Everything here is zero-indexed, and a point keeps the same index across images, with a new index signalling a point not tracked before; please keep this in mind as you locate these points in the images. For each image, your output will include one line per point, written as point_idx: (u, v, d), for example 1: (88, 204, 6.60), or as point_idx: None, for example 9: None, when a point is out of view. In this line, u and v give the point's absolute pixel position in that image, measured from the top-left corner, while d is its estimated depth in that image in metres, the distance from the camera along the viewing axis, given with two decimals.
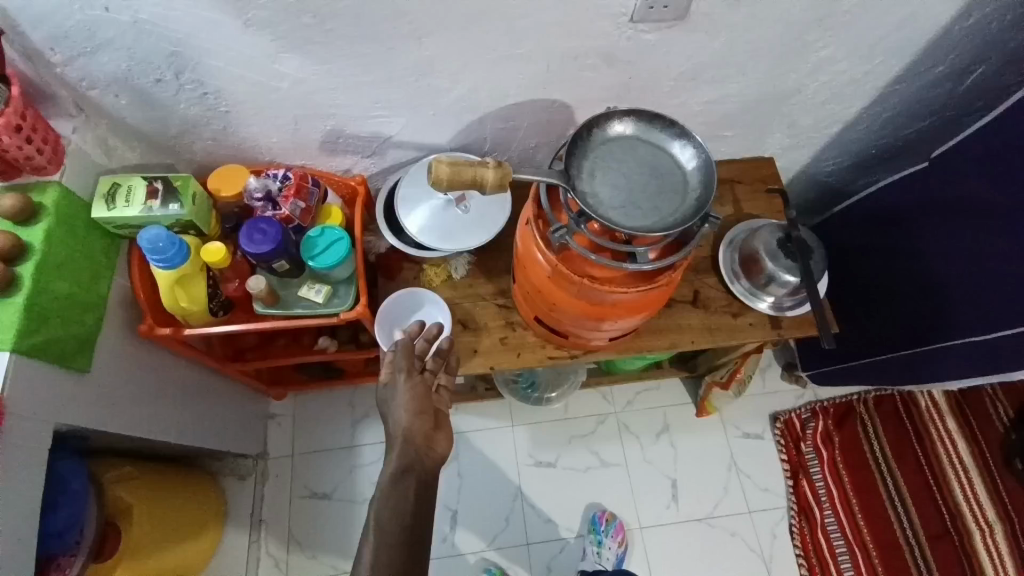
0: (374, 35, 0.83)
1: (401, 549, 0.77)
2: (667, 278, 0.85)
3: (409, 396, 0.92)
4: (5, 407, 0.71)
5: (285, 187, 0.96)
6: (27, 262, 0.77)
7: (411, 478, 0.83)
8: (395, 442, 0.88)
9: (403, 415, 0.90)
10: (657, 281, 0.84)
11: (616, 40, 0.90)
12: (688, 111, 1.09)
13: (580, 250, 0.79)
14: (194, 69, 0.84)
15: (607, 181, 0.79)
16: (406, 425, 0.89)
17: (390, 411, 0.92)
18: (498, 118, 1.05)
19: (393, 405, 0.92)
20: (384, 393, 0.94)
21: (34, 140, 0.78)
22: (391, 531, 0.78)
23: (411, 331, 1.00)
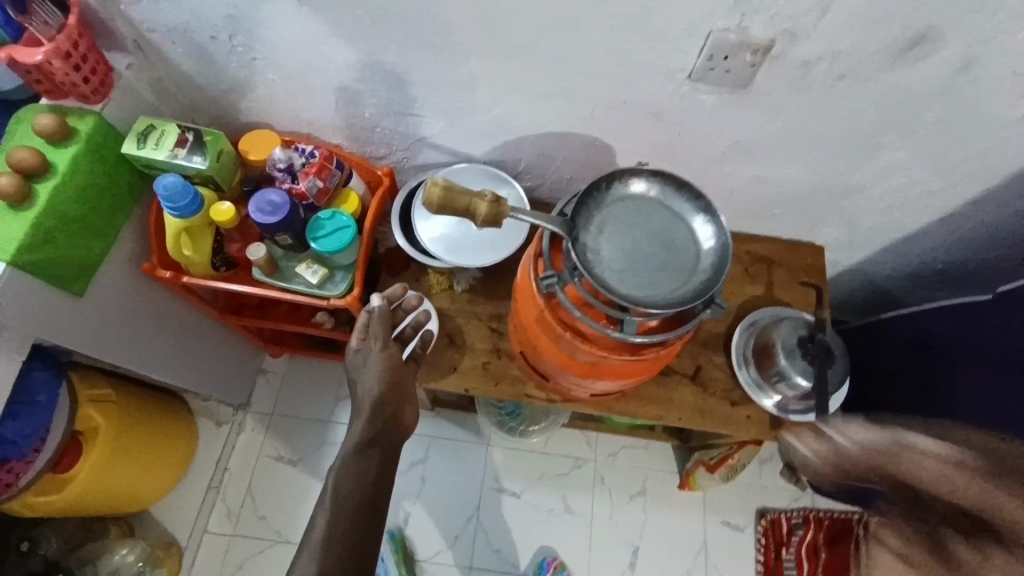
0: (423, 38, 0.83)
1: (360, 520, 0.81)
2: (654, 353, 0.80)
3: (382, 369, 0.94)
4: None
5: (308, 164, 0.96)
6: (47, 181, 0.80)
7: (376, 450, 0.88)
8: (362, 411, 0.92)
9: (374, 385, 0.93)
10: (642, 354, 0.79)
11: (667, 95, 0.87)
12: (735, 180, 1.03)
13: (568, 302, 0.75)
14: (247, 35, 0.86)
15: (613, 240, 0.74)
16: (377, 398, 0.92)
17: (360, 380, 0.94)
18: (535, 143, 1.02)
19: (365, 374, 0.94)
20: (355, 362, 0.96)
21: (83, 69, 0.82)
22: (351, 500, 0.82)
23: (392, 296, 1.00)
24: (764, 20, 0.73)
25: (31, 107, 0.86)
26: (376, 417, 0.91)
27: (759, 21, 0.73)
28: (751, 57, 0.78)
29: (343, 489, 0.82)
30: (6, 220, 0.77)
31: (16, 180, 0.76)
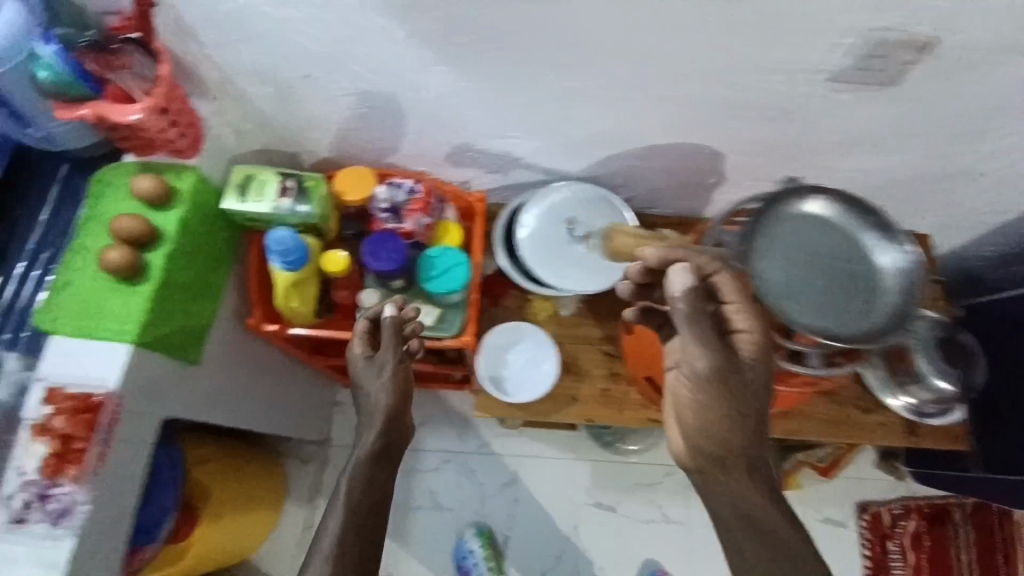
0: (541, 61, 0.75)
1: (371, 526, 0.71)
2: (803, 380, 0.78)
3: (387, 374, 0.81)
4: (121, 407, 0.68)
5: (412, 200, 0.90)
6: (157, 248, 0.74)
7: (388, 464, 0.77)
8: (367, 421, 0.80)
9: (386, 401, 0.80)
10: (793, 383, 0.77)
11: (804, 97, 0.80)
12: (850, 177, 0.98)
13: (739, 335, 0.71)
14: (342, 71, 0.78)
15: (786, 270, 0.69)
16: (372, 405, 0.80)
17: (362, 387, 0.81)
18: (641, 155, 0.96)
19: (374, 387, 0.81)
20: (354, 370, 0.83)
21: (178, 124, 0.73)
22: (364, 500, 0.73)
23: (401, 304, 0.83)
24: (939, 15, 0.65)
25: (113, 164, 0.77)
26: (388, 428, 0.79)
27: (930, 20, 0.66)
28: (911, 54, 0.71)
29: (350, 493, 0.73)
30: (117, 299, 0.71)
31: (126, 255, 0.70)
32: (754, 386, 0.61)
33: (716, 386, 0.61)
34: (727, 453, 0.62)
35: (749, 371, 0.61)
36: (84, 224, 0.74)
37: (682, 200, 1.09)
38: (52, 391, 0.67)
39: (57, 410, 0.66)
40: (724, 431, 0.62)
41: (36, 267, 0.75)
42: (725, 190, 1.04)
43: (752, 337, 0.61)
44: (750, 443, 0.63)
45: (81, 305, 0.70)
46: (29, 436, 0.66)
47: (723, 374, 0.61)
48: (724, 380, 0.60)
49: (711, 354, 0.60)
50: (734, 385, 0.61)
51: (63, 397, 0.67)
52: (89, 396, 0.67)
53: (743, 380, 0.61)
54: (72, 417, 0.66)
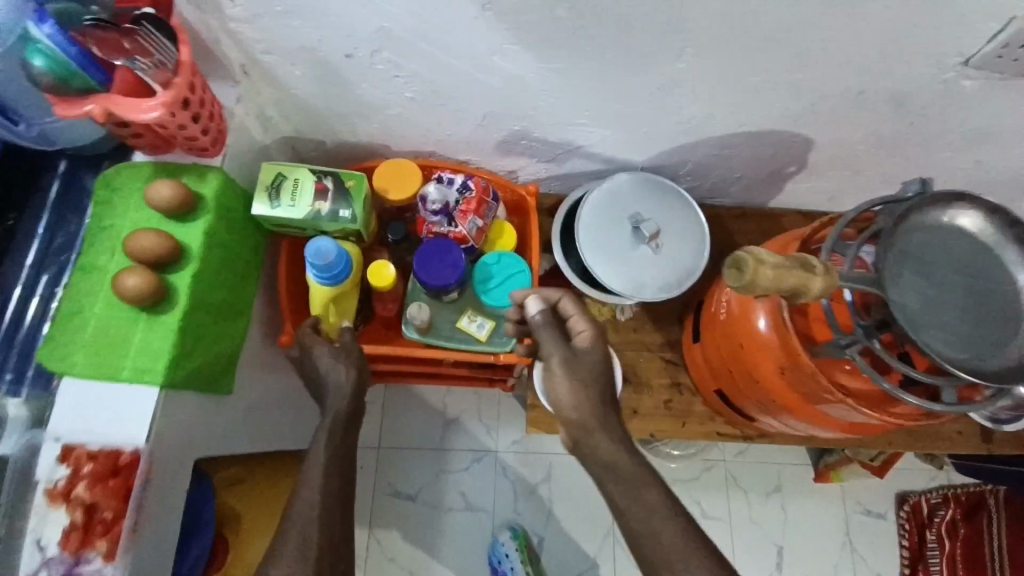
0: (634, 40, 0.64)
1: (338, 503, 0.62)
2: (902, 412, 0.70)
3: (353, 360, 0.72)
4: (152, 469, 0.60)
5: (465, 200, 0.79)
6: (181, 268, 0.63)
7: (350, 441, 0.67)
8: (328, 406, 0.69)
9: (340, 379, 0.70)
10: (906, 418, 0.68)
11: (921, 82, 0.70)
12: (946, 169, 0.88)
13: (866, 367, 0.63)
14: (396, 50, 0.67)
15: (919, 290, 0.60)
16: (329, 393, 0.70)
17: (327, 373, 0.71)
18: (717, 145, 0.86)
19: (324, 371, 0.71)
20: (314, 358, 0.72)
21: (202, 117, 0.62)
22: (318, 510, 0.60)
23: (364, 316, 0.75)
24: None
25: (121, 166, 0.65)
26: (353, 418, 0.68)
27: None
28: None
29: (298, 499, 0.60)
30: (142, 329, 0.60)
31: (147, 277, 0.59)
32: (601, 374, 0.65)
33: (569, 380, 0.64)
34: (597, 435, 0.63)
35: (596, 359, 0.65)
36: (94, 243, 0.63)
37: (750, 192, 0.99)
38: (70, 449, 0.58)
39: (75, 475, 0.57)
40: (586, 420, 0.64)
41: (36, 295, 0.65)
42: (800, 179, 0.95)
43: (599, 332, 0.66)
44: (617, 426, 0.64)
45: (99, 337, 0.60)
46: (44, 502, 0.57)
47: (577, 367, 0.64)
48: (578, 372, 0.64)
49: (553, 351, 0.65)
50: (586, 374, 0.65)
51: (81, 458, 0.57)
52: (114, 458, 0.58)
53: (592, 368, 0.65)
54: (94, 484, 0.57)
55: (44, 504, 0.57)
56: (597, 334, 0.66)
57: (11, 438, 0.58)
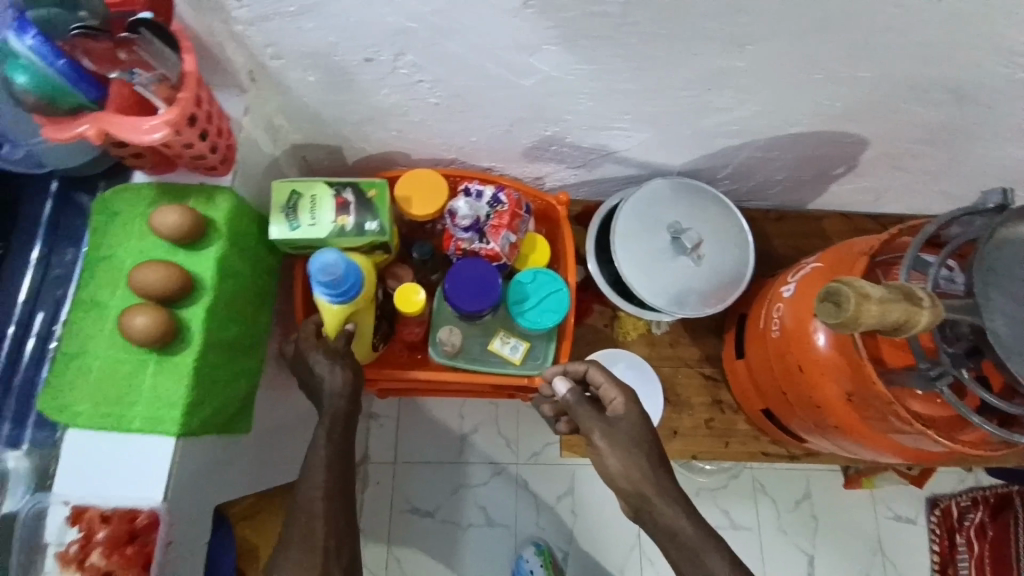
0: (686, 35, 0.58)
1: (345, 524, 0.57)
2: (976, 437, 0.65)
3: (349, 361, 0.65)
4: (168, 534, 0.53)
5: (497, 215, 0.73)
6: (193, 303, 0.56)
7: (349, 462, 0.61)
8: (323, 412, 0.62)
9: (335, 378, 0.63)
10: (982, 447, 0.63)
11: (998, 78, 0.64)
12: (1004, 169, 0.82)
13: (954, 399, 0.57)
14: (419, 51, 0.60)
15: (1015, 317, 0.53)
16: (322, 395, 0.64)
17: (318, 374, 0.64)
18: (761, 147, 0.80)
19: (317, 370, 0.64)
20: (306, 359, 0.64)
21: (210, 133, 0.55)
22: (323, 499, 0.57)
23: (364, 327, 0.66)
24: None
25: (120, 188, 0.59)
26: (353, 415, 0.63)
27: None
28: None
29: (299, 501, 0.57)
30: (152, 373, 0.54)
31: (158, 316, 0.53)
32: (646, 439, 0.63)
33: (613, 449, 0.62)
34: (656, 503, 0.60)
35: (636, 424, 0.63)
36: (93, 276, 0.57)
37: (790, 194, 0.93)
38: (80, 511, 0.52)
39: (89, 541, 0.51)
40: (642, 489, 0.61)
41: (33, 334, 0.59)
42: (844, 180, 0.88)
43: (631, 398, 0.64)
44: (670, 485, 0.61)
45: (104, 383, 0.54)
46: (57, 568, 0.52)
47: (618, 435, 0.63)
48: (620, 440, 0.62)
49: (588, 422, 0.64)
50: (629, 441, 0.62)
51: (94, 522, 0.52)
52: (129, 520, 0.52)
53: (633, 433, 0.63)
54: (110, 551, 0.51)
55: (57, 571, 0.51)
56: (630, 397, 0.64)
57: (15, 497, 0.55)
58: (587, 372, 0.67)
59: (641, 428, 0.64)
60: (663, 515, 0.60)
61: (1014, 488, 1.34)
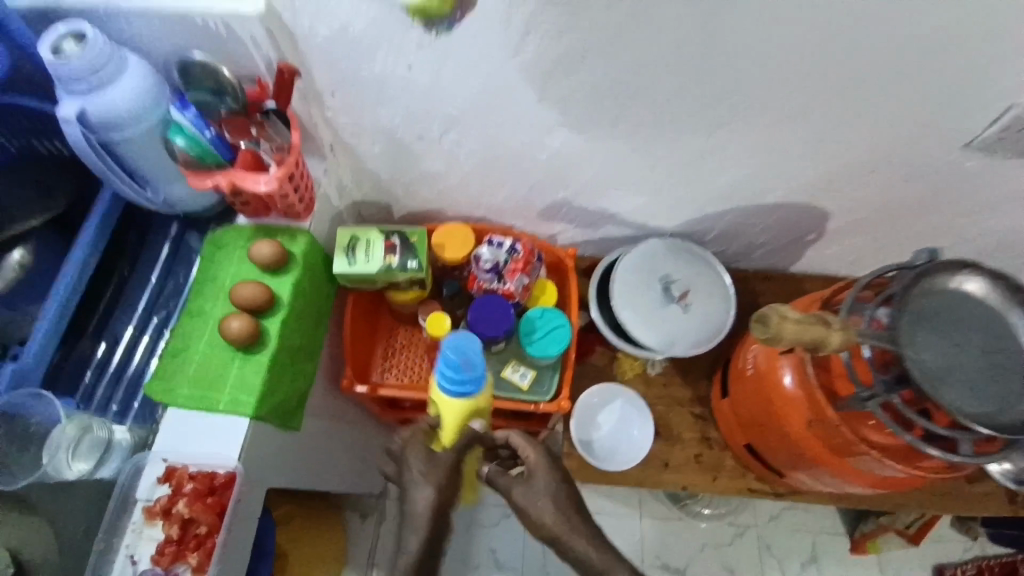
0: (666, 122, 0.75)
1: None
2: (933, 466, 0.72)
3: (438, 477, 0.72)
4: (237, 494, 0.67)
5: (512, 261, 0.88)
6: (273, 315, 0.72)
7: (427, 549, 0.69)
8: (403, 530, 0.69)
9: (425, 493, 0.70)
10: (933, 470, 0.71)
11: (928, 161, 0.78)
12: (956, 240, 0.95)
13: (888, 422, 0.66)
14: (462, 131, 0.79)
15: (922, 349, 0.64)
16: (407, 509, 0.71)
17: (410, 492, 0.71)
18: (740, 214, 0.95)
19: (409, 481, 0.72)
20: (406, 469, 0.73)
21: (300, 187, 0.73)
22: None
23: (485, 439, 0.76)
24: None
25: (229, 228, 0.77)
26: (431, 539, 0.70)
27: None
28: None
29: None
30: (238, 365, 0.70)
31: (249, 321, 0.69)
32: (557, 491, 0.72)
33: (530, 506, 0.71)
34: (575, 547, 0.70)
35: (548, 480, 0.72)
36: (201, 291, 0.74)
37: (771, 256, 1.07)
38: (173, 470, 0.65)
39: (177, 493, 0.65)
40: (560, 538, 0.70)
41: (145, 334, 0.76)
42: (816, 246, 1.02)
43: (536, 452, 0.73)
44: (584, 525, 0.71)
45: (201, 372, 0.69)
46: (142, 520, 0.65)
47: (534, 492, 0.72)
48: (537, 495, 0.71)
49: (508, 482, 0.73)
50: (546, 494, 0.72)
51: (183, 478, 0.65)
52: (211, 479, 0.65)
53: (547, 487, 0.72)
54: (193, 502, 0.64)
55: (143, 521, 0.64)
56: (538, 456, 0.73)
57: (114, 463, 0.67)
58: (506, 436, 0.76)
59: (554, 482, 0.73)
60: (580, 552, 0.69)
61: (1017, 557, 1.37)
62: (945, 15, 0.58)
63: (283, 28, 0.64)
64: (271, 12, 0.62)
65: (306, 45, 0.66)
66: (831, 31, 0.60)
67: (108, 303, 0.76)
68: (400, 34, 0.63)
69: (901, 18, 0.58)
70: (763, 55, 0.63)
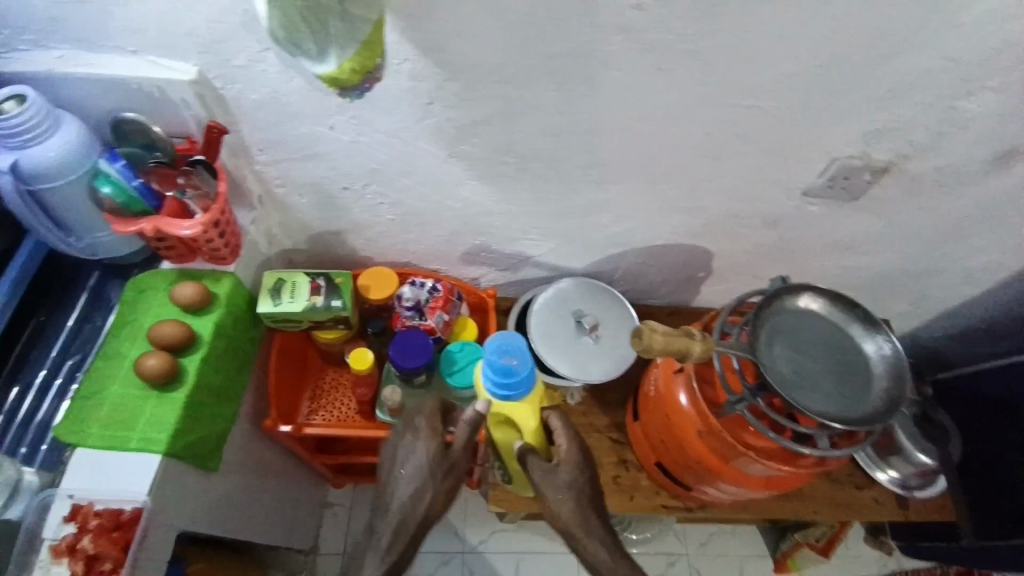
0: (562, 176, 0.86)
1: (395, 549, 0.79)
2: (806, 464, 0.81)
3: (431, 453, 0.80)
4: (148, 527, 0.68)
5: (433, 299, 0.96)
6: (192, 354, 0.75)
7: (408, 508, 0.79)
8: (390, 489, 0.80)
9: (413, 461, 0.80)
10: (803, 466, 0.80)
11: (783, 208, 0.93)
12: (824, 273, 1.10)
13: (759, 425, 0.75)
14: (383, 183, 0.87)
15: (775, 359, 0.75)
16: (416, 505, 0.79)
17: (401, 457, 0.81)
18: (640, 255, 1.07)
19: (405, 447, 0.82)
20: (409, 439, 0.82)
21: (225, 234, 0.78)
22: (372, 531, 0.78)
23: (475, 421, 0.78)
24: (889, 145, 0.80)
25: (152, 272, 0.80)
26: (408, 505, 0.79)
27: (885, 147, 0.80)
28: (871, 176, 0.85)
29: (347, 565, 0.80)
30: (154, 403, 0.71)
31: (166, 358, 0.71)
32: (582, 485, 0.82)
33: (552, 493, 0.80)
34: (581, 537, 0.79)
35: (572, 471, 0.81)
36: (120, 332, 0.76)
37: (675, 293, 1.19)
38: (78, 507, 0.66)
39: (83, 529, 0.65)
40: (573, 527, 0.80)
41: (59, 376, 0.76)
42: (711, 283, 1.15)
43: (567, 446, 0.83)
44: (599, 526, 0.80)
45: (115, 412, 0.70)
46: (49, 557, 0.65)
47: (555, 480, 0.80)
48: (557, 483, 0.80)
49: (543, 474, 0.81)
50: (568, 484, 0.81)
51: (88, 515, 0.66)
52: (118, 513, 0.67)
53: (571, 478, 0.81)
54: (98, 537, 0.65)
55: (49, 559, 0.65)
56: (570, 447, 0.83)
57: (22, 504, 0.67)
58: (546, 419, 0.86)
59: (577, 474, 0.82)
60: (591, 550, 0.79)
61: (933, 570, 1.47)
62: (761, 93, 0.72)
63: (214, 93, 0.71)
64: (202, 80, 0.69)
65: (234, 105, 0.73)
66: (680, 104, 0.73)
67: (22, 348, 0.77)
68: (321, 100, 0.72)
69: (731, 96, 0.72)
70: (628, 121, 0.76)
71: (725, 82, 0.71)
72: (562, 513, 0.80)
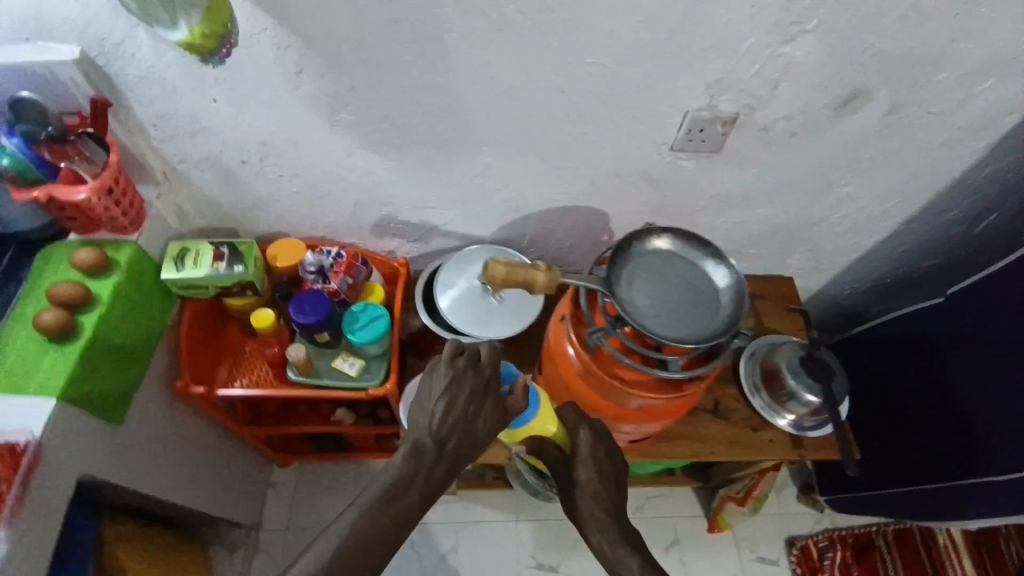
0: (445, 142, 0.93)
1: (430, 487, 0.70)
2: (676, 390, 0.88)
3: (472, 383, 0.73)
4: (41, 455, 0.72)
5: (336, 264, 1.02)
6: (89, 312, 0.81)
7: (451, 435, 0.71)
8: (426, 416, 0.71)
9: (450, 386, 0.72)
10: (672, 391, 0.87)
11: (656, 164, 1.00)
12: (717, 229, 1.17)
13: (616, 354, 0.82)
14: (276, 157, 0.94)
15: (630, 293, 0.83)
16: (473, 443, 0.72)
17: (430, 383, 0.73)
18: (540, 220, 1.13)
19: (435, 371, 0.73)
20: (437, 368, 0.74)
21: (121, 202, 0.85)
22: (404, 464, 0.69)
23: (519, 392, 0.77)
24: (730, 97, 0.88)
25: (58, 245, 0.87)
26: (457, 433, 0.71)
27: (728, 99, 0.88)
28: (721, 127, 0.92)
29: (382, 489, 0.67)
30: (51, 357, 0.77)
31: (60, 314, 0.77)
32: (596, 480, 0.82)
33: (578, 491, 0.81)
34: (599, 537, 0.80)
35: (591, 473, 0.82)
36: (26, 300, 0.82)
37: (584, 259, 1.25)
38: None
39: None
40: (594, 522, 0.81)
41: None
42: None
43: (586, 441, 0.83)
44: (613, 528, 0.81)
45: (14, 365, 0.76)
46: None
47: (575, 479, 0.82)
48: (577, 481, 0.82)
49: (562, 467, 0.84)
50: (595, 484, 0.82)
51: None
52: (11, 444, 0.71)
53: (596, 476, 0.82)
54: None
55: None
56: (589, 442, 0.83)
57: None
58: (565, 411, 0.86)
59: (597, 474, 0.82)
60: (597, 545, 0.80)
61: (873, 530, 1.49)
62: (601, 49, 0.80)
63: (98, 71, 0.78)
64: (85, 59, 0.76)
65: (119, 81, 0.80)
66: (532, 64, 0.81)
67: None
68: (197, 72, 0.79)
69: (575, 50, 0.80)
70: (488, 83, 0.83)
71: (569, 40, 0.78)
72: (594, 514, 0.81)
